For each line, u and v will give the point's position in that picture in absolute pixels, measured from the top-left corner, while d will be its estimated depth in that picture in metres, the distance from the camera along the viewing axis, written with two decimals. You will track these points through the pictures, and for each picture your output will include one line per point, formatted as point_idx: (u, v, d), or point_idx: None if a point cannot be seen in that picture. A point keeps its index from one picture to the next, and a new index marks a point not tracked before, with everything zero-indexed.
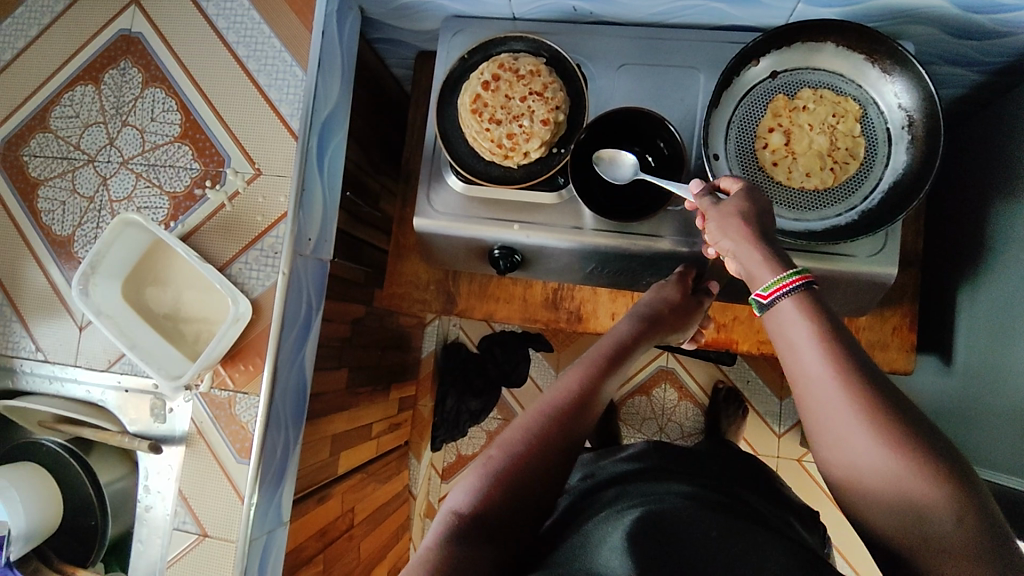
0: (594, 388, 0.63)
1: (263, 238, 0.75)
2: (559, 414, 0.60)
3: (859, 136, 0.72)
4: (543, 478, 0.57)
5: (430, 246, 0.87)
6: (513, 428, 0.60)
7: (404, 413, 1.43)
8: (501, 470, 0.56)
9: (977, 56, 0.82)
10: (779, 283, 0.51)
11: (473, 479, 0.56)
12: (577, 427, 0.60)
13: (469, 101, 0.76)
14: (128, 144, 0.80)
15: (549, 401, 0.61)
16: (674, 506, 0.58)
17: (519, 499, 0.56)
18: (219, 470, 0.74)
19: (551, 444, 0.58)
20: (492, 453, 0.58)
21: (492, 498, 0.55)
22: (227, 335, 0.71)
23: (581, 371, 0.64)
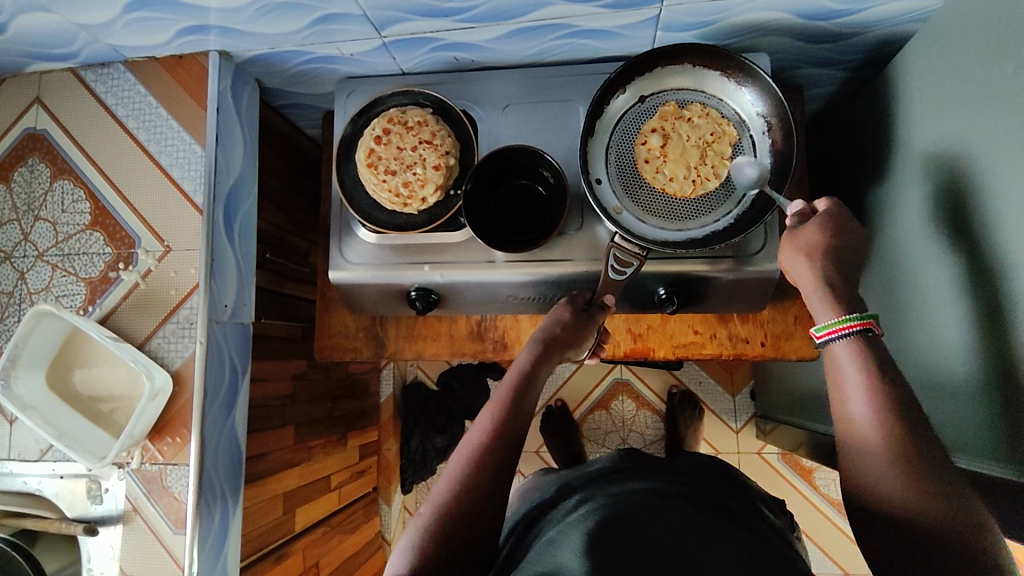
0: (509, 420, 0.63)
1: (178, 310, 0.77)
2: (479, 456, 0.60)
3: (723, 122, 0.77)
4: (475, 522, 0.56)
5: (352, 296, 0.90)
6: (439, 482, 0.59)
7: (368, 459, 1.44)
8: (432, 527, 0.55)
9: (833, 56, 0.89)
10: (839, 324, 0.60)
11: (408, 541, 0.56)
12: (503, 461, 0.60)
13: (364, 156, 0.80)
14: (42, 237, 0.81)
15: (469, 446, 0.61)
16: (634, 508, 0.59)
17: (458, 550, 0.54)
18: (158, 545, 0.75)
19: (476, 484, 0.58)
20: (423, 513, 0.58)
21: (427, 553, 0.54)
22: (148, 410, 0.72)
23: (492, 409, 0.65)
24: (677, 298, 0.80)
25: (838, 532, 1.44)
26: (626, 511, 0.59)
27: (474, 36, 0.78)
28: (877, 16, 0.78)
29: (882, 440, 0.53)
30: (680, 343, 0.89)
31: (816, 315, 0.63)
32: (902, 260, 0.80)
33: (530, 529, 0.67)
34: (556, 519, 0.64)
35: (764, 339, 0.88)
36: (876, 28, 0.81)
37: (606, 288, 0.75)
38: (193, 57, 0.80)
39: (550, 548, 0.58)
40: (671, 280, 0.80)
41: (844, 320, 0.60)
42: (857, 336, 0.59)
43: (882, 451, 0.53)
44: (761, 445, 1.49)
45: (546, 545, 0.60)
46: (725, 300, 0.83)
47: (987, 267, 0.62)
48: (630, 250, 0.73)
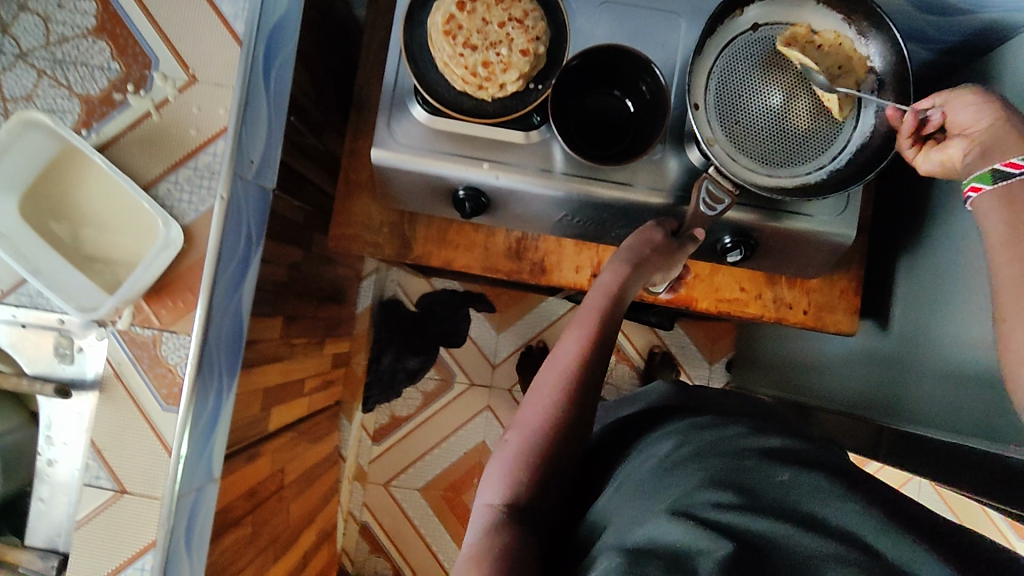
0: (602, 343, 0.56)
1: (197, 155, 0.65)
2: (573, 381, 0.53)
3: (851, 58, 0.71)
4: (570, 453, 0.51)
5: (387, 183, 0.80)
6: (526, 406, 0.53)
7: (338, 370, 1.36)
8: (529, 457, 0.50)
9: (937, 30, 0.85)
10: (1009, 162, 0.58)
11: (500, 471, 0.50)
12: (597, 389, 0.55)
13: (441, 21, 0.69)
14: (27, 34, 0.65)
15: (562, 368, 0.54)
16: (729, 442, 0.50)
17: (554, 485, 0.50)
18: (141, 420, 0.65)
19: (573, 414, 0.52)
20: (513, 439, 0.52)
21: (524, 483, 0.49)
22: (156, 262, 0.62)
23: (582, 328, 0.57)
24: (743, 250, 0.76)
25: None
26: (737, 474, 0.46)
27: None
28: None
29: None
30: (724, 298, 0.86)
31: (994, 149, 0.60)
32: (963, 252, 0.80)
33: (600, 457, 0.62)
34: (642, 465, 0.52)
35: (807, 308, 0.86)
36: (994, 9, 0.77)
37: (697, 222, 0.69)
38: None
39: (635, 511, 0.45)
40: (739, 230, 0.76)
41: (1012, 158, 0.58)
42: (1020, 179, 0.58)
43: None
44: None
45: (629, 505, 0.47)
46: (784, 260, 0.80)
47: None
48: (724, 187, 0.68)
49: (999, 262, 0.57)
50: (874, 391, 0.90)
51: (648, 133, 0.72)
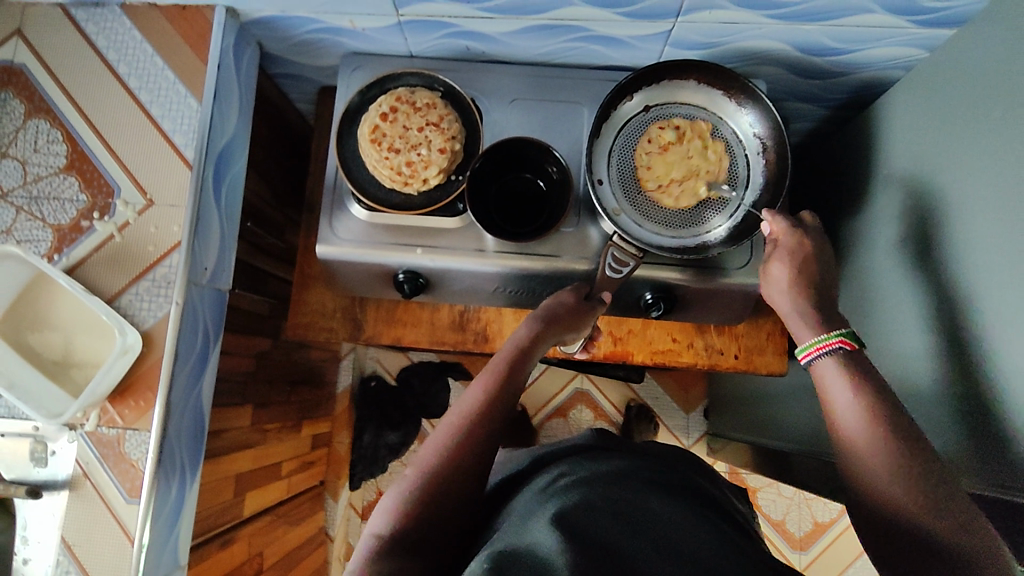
0: (502, 395, 0.64)
1: (155, 268, 0.73)
2: (470, 426, 0.60)
3: (702, 131, 0.80)
4: (461, 490, 0.57)
5: (335, 273, 0.88)
6: (425, 446, 0.60)
7: (318, 451, 1.40)
8: (419, 490, 0.55)
9: (820, 93, 0.94)
10: (814, 346, 0.65)
11: (391, 501, 0.56)
12: (492, 435, 0.61)
13: (367, 131, 0.78)
14: (8, 177, 0.75)
15: (460, 415, 0.61)
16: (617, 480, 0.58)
17: (437, 515, 0.55)
18: (108, 515, 0.70)
19: (464, 453, 0.58)
20: (409, 475, 0.58)
21: (411, 515, 0.54)
22: (113, 370, 0.68)
23: (485, 380, 0.65)
24: (663, 303, 0.83)
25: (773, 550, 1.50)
26: (618, 502, 0.54)
27: (490, 28, 0.80)
28: (867, 59, 0.83)
29: (868, 438, 0.57)
30: (658, 350, 0.92)
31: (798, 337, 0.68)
32: (870, 287, 0.86)
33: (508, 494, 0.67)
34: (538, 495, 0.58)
35: (738, 352, 0.91)
36: (862, 71, 0.86)
37: (604, 285, 0.76)
38: (198, 9, 0.77)
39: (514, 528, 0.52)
40: (658, 286, 0.83)
41: (821, 339, 0.65)
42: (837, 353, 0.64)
43: (873, 453, 0.57)
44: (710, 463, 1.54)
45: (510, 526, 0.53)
46: (704, 310, 0.86)
47: (951, 295, 0.68)
48: (628, 250, 0.74)
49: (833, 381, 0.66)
50: (817, 426, 0.94)
51: (560, 209, 0.79)
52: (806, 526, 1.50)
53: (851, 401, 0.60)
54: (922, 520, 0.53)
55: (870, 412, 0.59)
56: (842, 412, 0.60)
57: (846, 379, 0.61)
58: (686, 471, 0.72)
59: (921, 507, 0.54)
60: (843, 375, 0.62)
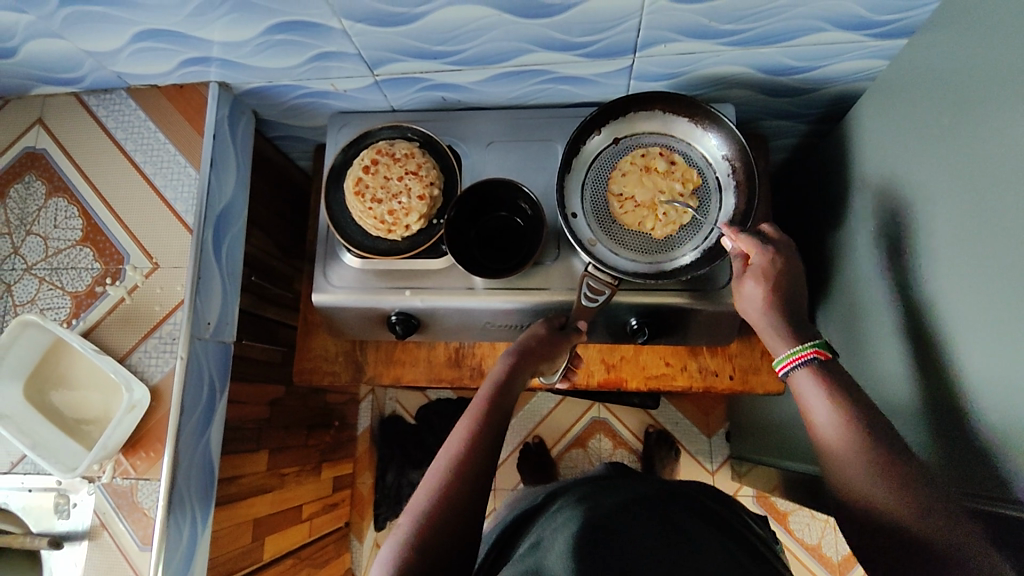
0: (486, 431, 0.65)
1: (161, 326, 0.79)
2: (456, 466, 0.61)
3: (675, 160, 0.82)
4: (453, 530, 0.58)
5: (333, 319, 0.92)
6: (418, 493, 0.61)
7: (342, 492, 1.43)
8: (412, 537, 0.57)
9: (797, 110, 0.95)
10: (793, 355, 0.63)
11: (390, 552, 0.57)
12: (481, 473, 0.62)
13: (352, 184, 0.83)
14: (32, 251, 0.83)
15: (447, 456, 0.63)
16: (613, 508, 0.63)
17: (437, 561, 0.56)
18: (124, 562, 0.74)
19: (456, 495, 0.59)
20: (404, 523, 0.59)
21: (408, 562, 0.55)
22: (123, 423, 0.73)
23: (468, 419, 0.66)
24: (648, 328, 0.84)
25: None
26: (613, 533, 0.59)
27: (460, 78, 0.84)
28: (833, 73, 0.84)
29: (855, 452, 0.55)
30: (652, 374, 0.92)
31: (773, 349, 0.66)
32: (859, 297, 0.85)
33: (517, 533, 0.71)
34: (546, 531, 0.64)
35: (732, 372, 0.91)
36: (832, 84, 0.87)
37: (580, 314, 0.79)
38: (193, 87, 0.85)
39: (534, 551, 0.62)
40: (643, 311, 0.84)
41: (794, 351, 0.64)
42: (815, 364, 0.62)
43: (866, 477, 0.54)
44: (737, 487, 1.50)
45: (531, 548, 0.63)
46: (693, 331, 0.87)
47: (929, 300, 0.67)
48: (603, 279, 0.76)
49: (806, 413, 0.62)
50: None
51: (536, 244, 0.82)
52: (844, 550, 1.44)
53: (824, 401, 0.59)
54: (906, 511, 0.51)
55: (842, 411, 0.58)
56: (815, 413, 0.59)
57: (822, 388, 0.60)
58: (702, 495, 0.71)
59: (908, 518, 0.51)
60: (820, 387, 0.60)
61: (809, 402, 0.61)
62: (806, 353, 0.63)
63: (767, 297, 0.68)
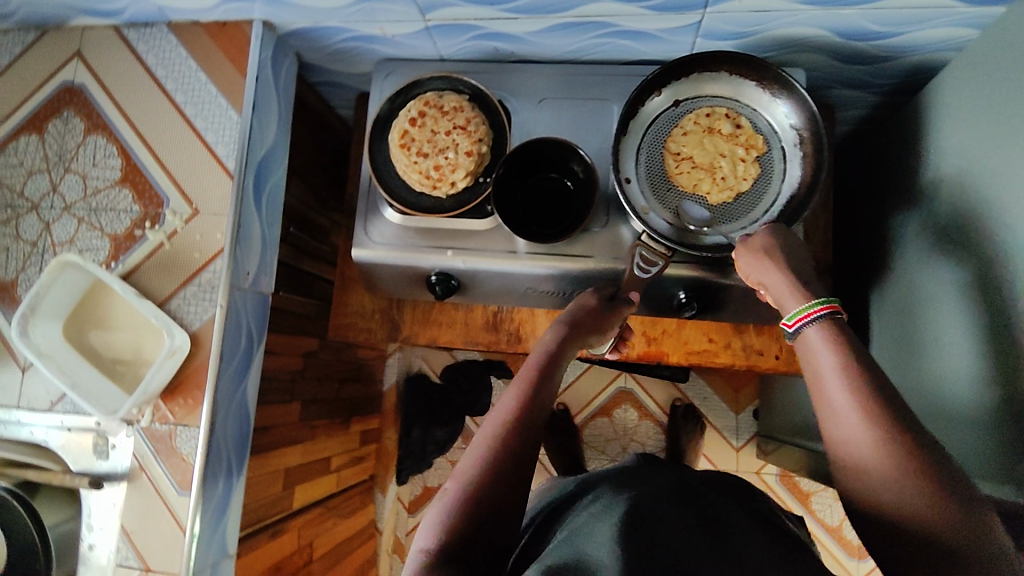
0: (535, 402, 0.63)
1: (201, 273, 0.77)
2: (504, 434, 0.60)
3: (740, 125, 0.78)
4: (502, 499, 0.56)
5: (372, 275, 0.90)
6: (464, 460, 0.59)
7: (368, 446, 1.44)
8: (461, 503, 0.55)
9: (871, 79, 0.89)
10: (804, 312, 0.60)
11: (435, 520, 0.56)
12: (529, 443, 0.60)
13: (397, 136, 0.80)
14: (71, 190, 0.82)
15: (494, 424, 0.61)
16: (649, 500, 0.61)
17: (478, 531, 0.55)
18: (161, 505, 0.75)
19: (502, 468, 0.58)
20: (449, 490, 0.58)
21: (456, 529, 0.54)
22: (164, 368, 0.73)
23: (516, 389, 0.65)
24: (696, 303, 0.81)
25: (829, 556, 1.44)
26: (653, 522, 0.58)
27: (516, 28, 0.79)
28: (916, 41, 0.78)
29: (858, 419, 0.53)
30: (694, 350, 0.90)
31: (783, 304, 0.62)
32: (922, 283, 0.80)
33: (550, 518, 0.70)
34: (580, 517, 0.63)
35: (779, 353, 0.88)
36: (913, 53, 0.81)
37: (631, 284, 0.76)
38: (237, 25, 0.81)
39: (574, 540, 0.59)
40: (692, 285, 0.81)
41: (809, 306, 0.60)
42: (826, 321, 0.59)
43: (872, 450, 0.52)
44: (761, 464, 1.49)
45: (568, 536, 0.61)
46: (743, 308, 0.83)
47: (1007, 291, 0.63)
48: (657, 250, 0.73)
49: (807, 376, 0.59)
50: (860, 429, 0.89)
51: (587, 207, 0.79)
52: None
53: (841, 395, 0.55)
54: (930, 511, 0.49)
55: (847, 376, 0.55)
56: (827, 389, 0.56)
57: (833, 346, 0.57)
58: (741, 495, 0.69)
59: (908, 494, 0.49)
60: (831, 347, 0.57)
61: (816, 361, 0.58)
62: (815, 311, 0.60)
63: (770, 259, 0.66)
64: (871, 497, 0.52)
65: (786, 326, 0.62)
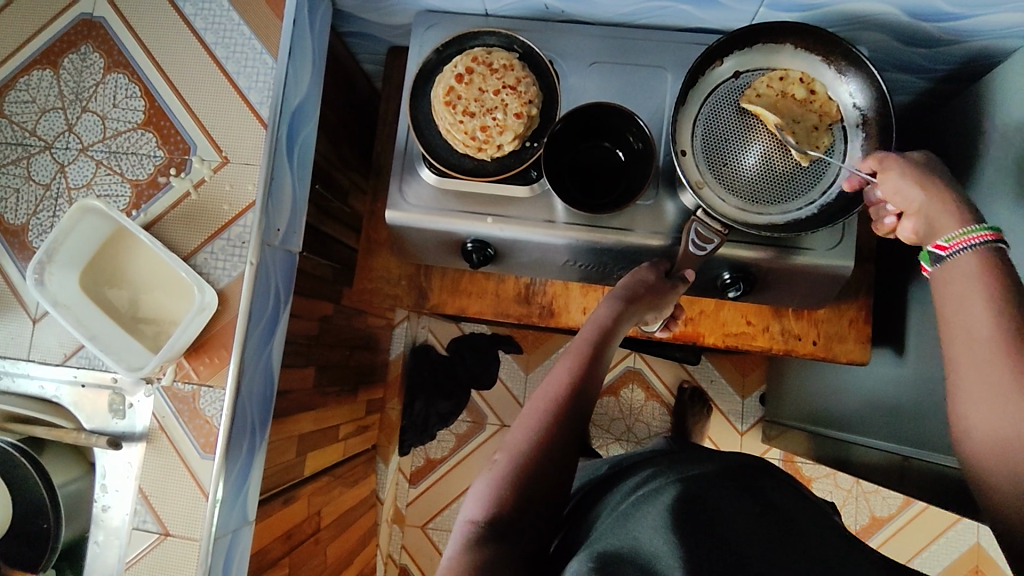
0: (588, 377, 0.61)
1: (230, 227, 0.73)
2: (557, 408, 0.57)
3: (813, 92, 0.75)
4: (554, 475, 0.54)
5: (403, 240, 0.86)
6: (514, 432, 0.57)
7: (372, 415, 1.41)
8: (511, 475, 0.53)
9: (928, 64, 0.86)
10: (964, 235, 0.57)
11: (483, 490, 0.53)
12: (583, 419, 0.58)
13: (442, 93, 0.76)
14: (88, 130, 0.76)
15: (547, 396, 0.59)
16: (700, 479, 0.59)
17: (533, 503, 0.52)
18: (182, 467, 0.72)
19: (559, 440, 0.55)
20: (499, 461, 0.55)
21: (506, 500, 0.52)
22: (193, 324, 0.69)
23: (569, 363, 0.62)
24: (743, 284, 0.79)
25: None
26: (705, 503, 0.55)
27: None
28: (985, 25, 0.76)
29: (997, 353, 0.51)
30: (731, 332, 0.88)
31: (939, 226, 0.59)
32: None
33: (587, 500, 0.67)
34: (624, 497, 0.61)
35: (817, 339, 0.86)
36: (980, 38, 0.78)
37: (687, 263, 0.73)
38: None
39: (618, 518, 0.56)
40: (738, 266, 0.79)
41: (971, 231, 0.57)
42: (985, 248, 0.56)
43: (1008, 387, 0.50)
44: (765, 450, 1.49)
45: (614, 514, 0.58)
46: (788, 291, 0.81)
47: None
48: (713, 227, 0.71)
49: (944, 304, 0.57)
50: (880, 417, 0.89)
51: (639, 179, 0.76)
52: (863, 521, 1.45)
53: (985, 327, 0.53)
54: None
55: (997, 310, 0.53)
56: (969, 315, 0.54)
57: (982, 280, 0.55)
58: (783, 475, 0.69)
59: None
60: (978, 281, 0.55)
61: (959, 292, 0.56)
62: (978, 236, 0.56)
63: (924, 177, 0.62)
64: (1000, 470, 0.50)
65: (935, 248, 0.59)
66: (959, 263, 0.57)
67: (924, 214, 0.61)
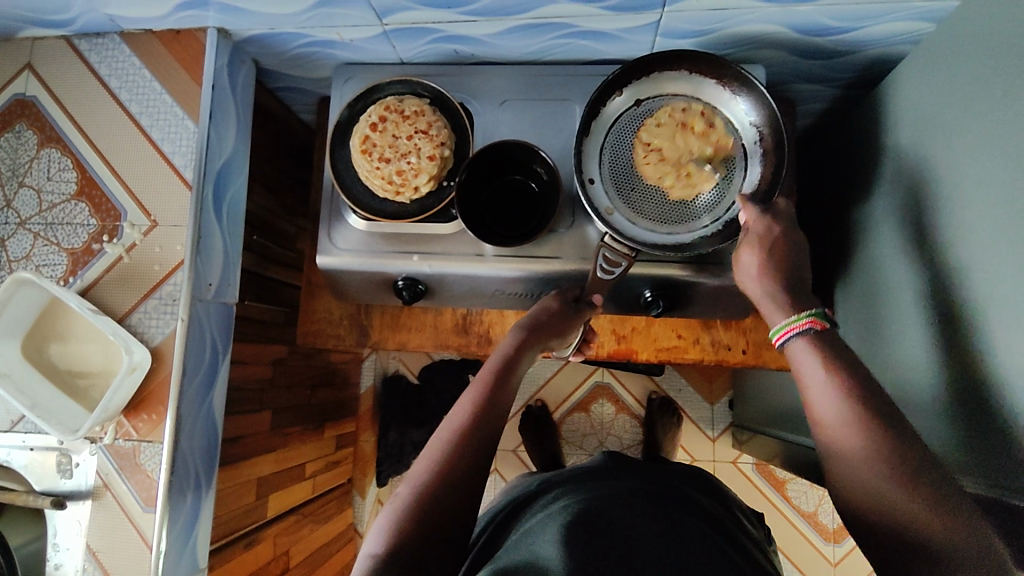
0: (492, 405, 0.64)
1: (161, 286, 0.76)
2: (460, 438, 0.60)
3: (712, 125, 0.77)
4: (455, 504, 0.56)
5: (338, 282, 0.89)
6: (417, 464, 0.60)
7: (344, 450, 1.43)
8: (410, 506, 0.55)
9: (830, 74, 0.90)
10: (784, 328, 0.63)
11: (385, 522, 0.56)
12: (487, 447, 0.61)
13: (358, 142, 0.79)
14: (25, 205, 0.80)
15: (452, 427, 0.62)
16: (609, 501, 0.63)
17: (433, 533, 0.54)
18: (127, 521, 0.74)
19: (456, 471, 0.58)
20: (402, 493, 0.58)
21: (405, 530, 0.54)
22: (125, 385, 0.72)
23: (474, 393, 0.65)
24: (663, 302, 0.81)
25: (807, 543, 1.46)
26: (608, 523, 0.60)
27: (474, 30, 0.79)
28: (870, 37, 0.79)
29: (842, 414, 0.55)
30: (663, 347, 0.90)
31: (770, 320, 0.65)
32: (882, 275, 0.82)
33: (511, 520, 0.71)
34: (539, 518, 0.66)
35: (746, 347, 0.89)
36: (870, 48, 0.82)
37: (595, 287, 0.76)
38: (191, 33, 0.79)
39: (526, 540, 0.62)
40: (658, 283, 0.81)
41: (793, 320, 0.63)
42: (806, 334, 0.61)
43: (854, 446, 0.54)
44: (737, 455, 1.51)
45: (523, 536, 0.64)
46: (708, 304, 0.84)
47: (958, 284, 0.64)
48: (620, 250, 0.74)
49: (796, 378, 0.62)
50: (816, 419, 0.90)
51: (550, 209, 0.79)
52: (840, 518, 1.46)
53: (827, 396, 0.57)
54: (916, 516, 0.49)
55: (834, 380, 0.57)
56: (813, 393, 0.58)
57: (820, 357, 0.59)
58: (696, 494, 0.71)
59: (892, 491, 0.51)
60: (817, 357, 0.60)
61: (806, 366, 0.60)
62: (803, 324, 0.62)
63: (761, 262, 0.68)
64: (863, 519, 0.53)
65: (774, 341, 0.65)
66: (795, 350, 0.62)
67: (765, 306, 0.67)
